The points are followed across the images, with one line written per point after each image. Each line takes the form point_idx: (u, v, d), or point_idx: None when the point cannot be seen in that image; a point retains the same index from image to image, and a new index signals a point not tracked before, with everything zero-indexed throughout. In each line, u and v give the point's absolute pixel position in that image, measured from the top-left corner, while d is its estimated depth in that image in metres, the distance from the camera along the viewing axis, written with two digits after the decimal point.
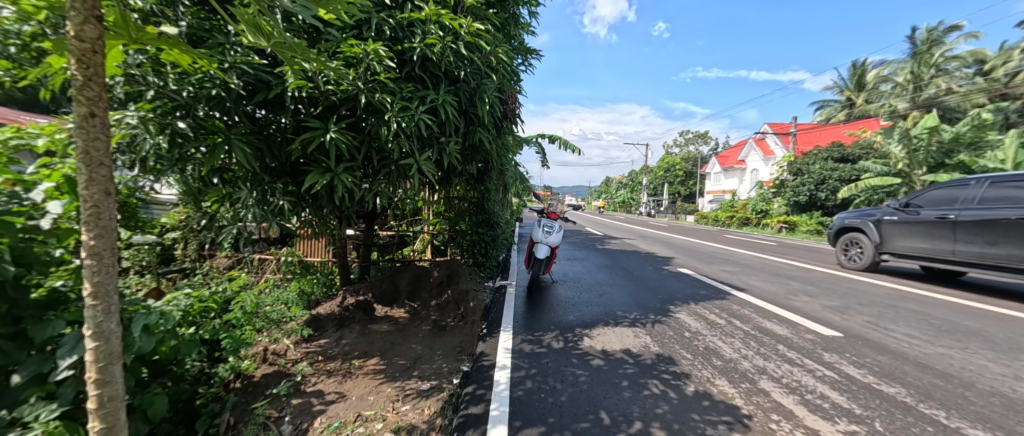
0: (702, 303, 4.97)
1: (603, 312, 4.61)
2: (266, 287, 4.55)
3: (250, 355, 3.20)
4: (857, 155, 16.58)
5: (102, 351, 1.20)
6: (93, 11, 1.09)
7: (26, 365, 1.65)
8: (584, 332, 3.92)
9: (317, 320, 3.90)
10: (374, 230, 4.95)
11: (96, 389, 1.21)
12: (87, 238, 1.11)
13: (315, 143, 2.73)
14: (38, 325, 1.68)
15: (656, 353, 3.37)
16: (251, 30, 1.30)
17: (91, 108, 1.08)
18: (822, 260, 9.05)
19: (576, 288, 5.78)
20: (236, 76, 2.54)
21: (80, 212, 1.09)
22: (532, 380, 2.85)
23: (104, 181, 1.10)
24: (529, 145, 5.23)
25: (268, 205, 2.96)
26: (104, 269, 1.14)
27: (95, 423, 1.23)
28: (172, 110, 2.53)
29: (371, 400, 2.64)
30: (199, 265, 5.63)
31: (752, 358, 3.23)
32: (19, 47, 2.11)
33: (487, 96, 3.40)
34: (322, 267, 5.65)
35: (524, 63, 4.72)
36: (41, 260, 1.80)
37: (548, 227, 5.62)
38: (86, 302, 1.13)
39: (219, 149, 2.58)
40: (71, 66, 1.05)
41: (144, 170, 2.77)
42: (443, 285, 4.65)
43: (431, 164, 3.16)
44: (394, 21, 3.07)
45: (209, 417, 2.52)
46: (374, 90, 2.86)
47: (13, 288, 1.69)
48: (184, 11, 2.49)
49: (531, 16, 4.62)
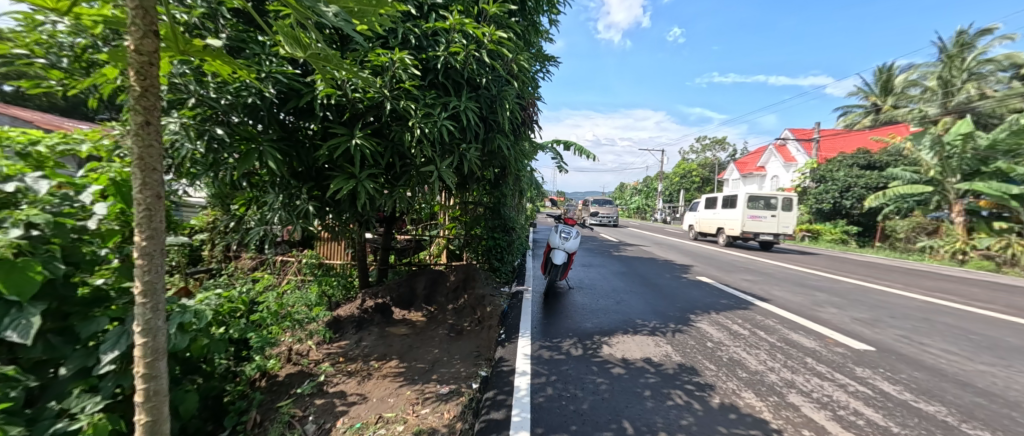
0: (724, 313, 4.86)
1: (622, 319, 4.58)
2: (288, 287, 4.63)
3: (275, 355, 3.28)
4: (884, 162, 16.08)
5: (148, 347, 1.25)
6: (151, 25, 1.14)
7: (72, 358, 1.75)
8: (602, 339, 3.89)
9: (336, 322, 3.94)
10: (392, 235, 5.03)
11: (143, 383, 1.26)
12: (140, 239, 1.17)
13: (341, 148, 2.80)
14: (84, 321, 1.79)
15: (678, 362, 3.31)
16: (289, 40, 1.36)
17: (146, 116, 1.15)
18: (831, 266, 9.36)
19: (592, 295, 5.76)
20: (271, 85, 2.63)
21: (133, 214, 1.15)
22: (553, 387, 2.84)
23: (155, 186, 1.16)
24: (545, 151, 5.22)
25: (293, 209, 3.06)
26: (153, 268, 1.19)
27: (141, 416, 1.27)
28: (210, 117, 2.64)
29: (391, 402, 2.67)
30: (224, 266, 5.80)
31: (779, 370, 3.14)
32: (71, 59, 2.29)
33: (508, 103, 3.43)
34: (341, 270, 5.76)
35: (541, 69, 4.74)
36: (87, 259, 1.88)
37: (565, 233, 5.59)
38: (136, 299, 1.18)
39: (251, 155, 2.68)
40: (131, 77, 1.12)
41: (180, 174, 2.89)
42: (459, 290, 4.70)
43: (451, 169, 3.18)
44: (419, 31, 3.14)
45: (237, 414, 2.61)
46: (399, 97, 2.92)
47: (61, 284, 1.77)
48: (225, 23, 2.57)
49: (550, 23, 4.64)
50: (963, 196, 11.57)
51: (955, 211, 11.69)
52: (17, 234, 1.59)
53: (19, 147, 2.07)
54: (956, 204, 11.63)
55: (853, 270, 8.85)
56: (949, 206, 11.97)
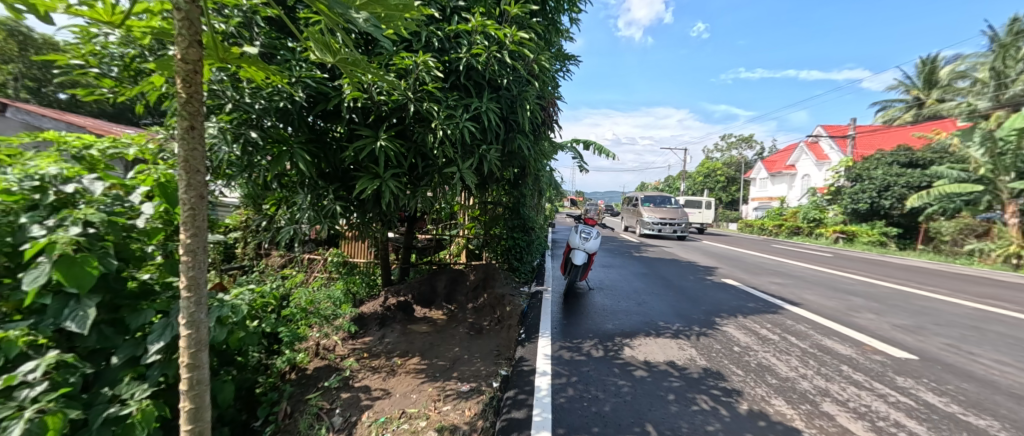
0: (752, 317, 4.71)
1: (644, 321, 4.52)
2: (315, 284, 4.79)
3: (304, 349, 3.41)
4: (928, 159, 15.19)
5: (192, 338, 1.33)
6: (195, 35, 1.21)
7: (123, 348, 1.87)
8: (624, 341, 3.85)
9: (360, 319, 4.04)
10: (413, 234, 5.12)
11: (187, 372, 1.34)
12: (185, 237, 1.25)
13: (366, 150, 2.87)
14: (133, 313, 1.91)
15: (703, 366, 3.24)
16: (320, 46, 1.42)
17: (191, 121, 1.22)
18: (869, 270, 8.90)
19: (613, 296, 5.69)
20: (301, 89, 2.73)
21: (180, 213, 1.23)
22: (573, 388, 2.83)
23: (199, 186, 1.23)
24: (565, 151, 5.20)
25: (321, 209, 3.16)
26: (197, 264, 1.27)
27: (185, 403, 1.36)
28: (245, 121, 2.77)
29: (413, 398, 2.73)
30: (256, 263, 6.05)
31: (811, 378, 3.03)
32: (121, 69, 2.45)
33: (528, 103, 3.44)
34: (365, 268, 5.92)
35: (562, 68, 4.72)
36: (136, 255, 2.02)
37: (585, 233, 5.55)
38: (181, 293, 1.26)
39: (283, 156, 2.80)
40: (178, 85, 1.20)
41: (218, 176, 3.04)
42: (479, 289, 4.74)
43: (472, 170, 3.22)
44: (442, 34, 3.18)
45: (269, 404, 2.74)
46: (422, 99, 2.98)
47: (114, 279, 1.91)
48: (259, 32, 2.69)
49: (571, 22, 4.62)
50: (1018, 196, 10.78)
51: (1008, 212, 10.92)
52: (76, 231, 1.72)
53: (75, 151, 2.24)
54: (1010, 205, 10.86)
55: (890, 273, 8.42)
56: (1002, 206, 11.18)
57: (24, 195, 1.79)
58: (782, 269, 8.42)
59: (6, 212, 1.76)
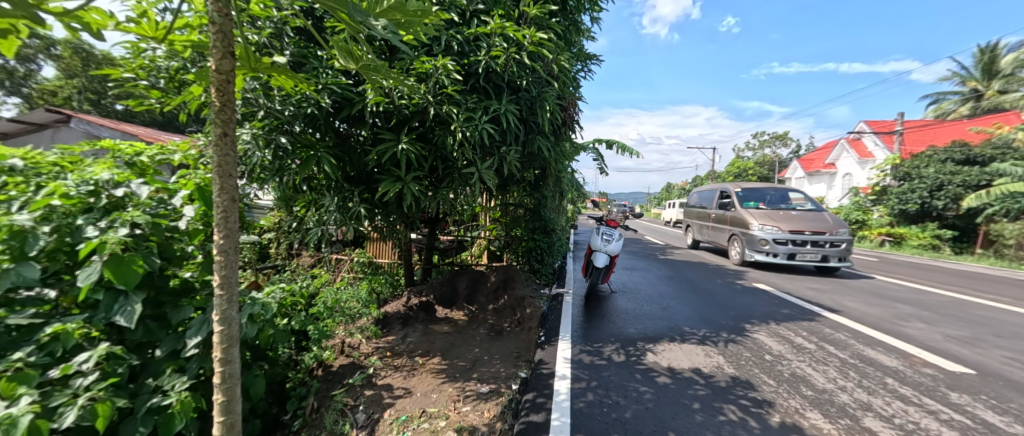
0: (785, 324, 4.51)
1: (668, 326, 4.41)
2: (342, 283, 4.94)
3: (330, 346, 3.52)
4: (987, 156, 14.08)
5: (224, 334, 1.40)
6: (228, 47, 1.27)
7: (165, 342, 1.99)
8: (647, 346, 3.77)
9: (384, 318, 4.12)
10: (435, 235, 5.20)
11: (220, 366, 1.42)
12: (219, 237, 1.31)
13: (389, 153, 2.95)
14: (175, 309, 2.04)
15: (732, 375, 3.13)
16: (344, 54, 1.47)
17: (224, 128, 1.28)
18: (917, 276, 8.33)
19: (636, 299, 5.58)
20: (327, 96, 2.82)
21: (214, 215, 1.30)
22: (593, 393, 2.80)
23: (231, 189, 1.30)
24: (586, 151, 5.16)
25: (346, 211, 3.27)
26: (229, 263, 1.34)
27: (218, 395, 1.43)
28: (276, 127, 2.90)
29: (434, 397, 2.77)
30: (288, 262, 6.30)
31: (851, 391, 2.87)
32: (167, 80, 2.63)
33: (548, 104, 3.43)
34: (389, 268, 6.06)
35: (583, 68, 4.69)
36: (177, 255, 2.15)
37: (607, 235, 5.47)
38: (215, 291, 1.33)
39: (310, 160, 2.90)
40: (212, 94, 1.27)
41: (252, 179, 3.18)
42: (499, 290, 4.75)
43: (492, 171, 3.24)
44: (461, 37, 3.23)
45: (297, 399, 2.85)
46: (442, 102, 3.03)
47: (158, 277, 2.04)
48: (289, 41, 2.82)
49: (592, 21, 4.58)
50: None
51: None
52: (124, 232, 1.85)
53: (127, 158, 2.41)
54: None
55: (942, 279, 7.83)
56: None
57: (81, 199, 1.94)
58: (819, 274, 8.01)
59: (66, 214, 1.91)
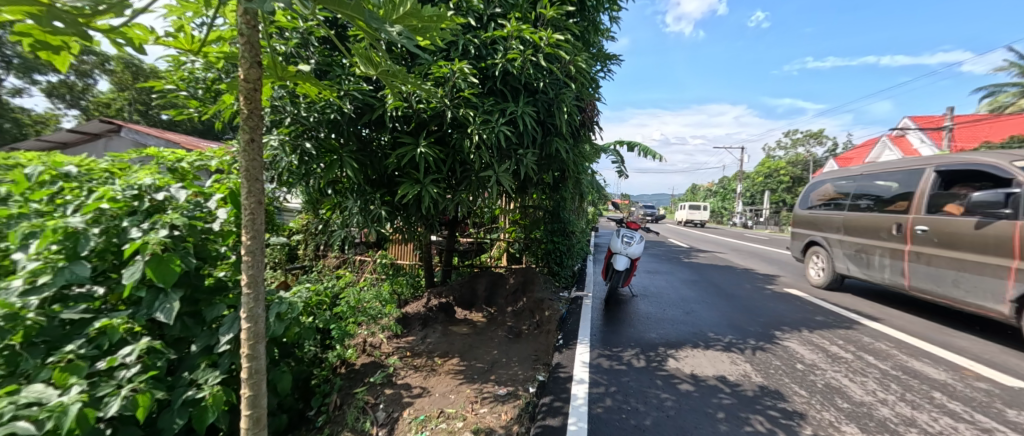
0: (818, 332, 4.31)
1: (691, 331, 4.29)
2: (365, 284, 5.06)
3: (353, 345, 3.61)
4: None
5: (251, 331, 1.46)
6: (255, 57, 1.34)
7: (200, 337, 2.10)
8: (668, 352, 3.68)
9: (405, 318, 4.19)
10: (455, 237, 5.26)
11: (246, 362, 1.48)
12: (246, 238, 1.38)
13: (408, 157, 3.01)
14: (209, 306, 2.14)
15: (759, 384, 3.01)
16: (364, 60, 1.52)
17: (251, 134, 1.35)
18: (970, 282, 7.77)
19: (659, 304, 5.46)
20: (349, 102, 2.92)
21: (242, 217, 1.36)
22: (612, 399, 2.76)
23: (257, 192, 1.36)
24: (606, 152, 5.10)
25: (368, 214, 3.36)
26: (256, 263, 1.40)
27: (245, 390, 1.49)
28: (302, 133, 3.02)
29: (452, 398, 2.80)
30: (315, 263, 6.51)
31: (893, 404, 2.71)
32: (204, 90, 2.79)
33: (566, 105, 3.42)
34: (410, 270, 6.16)
35: (602, 69, 4.65)
36: (212, 255, 2.27)
37: (627, 238, 5.39)
38: (242, 289, 1.39)
39: (334, 165, 3.01)
40: (241, 102, 1.34)
41: (280, 183, 3.32)
42: (518, 293, 4.75)
43: (509, 174, 3.26)
44: (478, 41, 3.27)
45: (321, 396, 2.94)
46: (459, 105, 3.07)
47: (194, 275, 2.15)
48: (314, 51, 2.93)
49: (611, 21, 4.54)
50: None
51: None
52: (164, 233, 1.97)
53: (169, 164, 2.57)
54: None
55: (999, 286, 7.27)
56: None
57: (127, 202, 2.08)
58: None
59: (113, 217, 2.04)
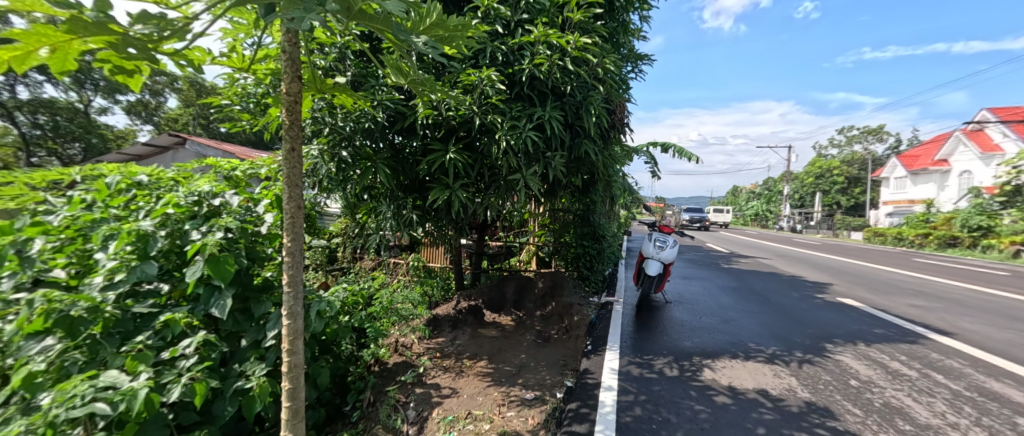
0: (873, 346, 3.99)
1: (730, 341, 4.10)
2: (398, 286, 5.23)
3: (386, 345, 3.74)
4: None
5: (291, 327, 1.56)
6: (296, 72, 1.44)
7: (249, 332, 2.25)
8: (704, 362, 3.54)
9: (435, 320, 4.28)
10: (484, 241, 5.32)
11: (287, 356, 1.58)
12: (287, 240, 1.48)
13: (437, 162, 3.10)
14: (257, 303, 2.30)
15: (806, 400, 2.84)
16: (394, 70, 1.61)
17: (292, 144, 1.45)
18: None
19: (694, 311, 5.26)
20: (382, 111, 3.05)
21: (283, 221, 1.47)
22: (642, 408, 2.70)
23: (297, 198, 1.46)
24: (638, 154, 5.01)
25: (401, 218, 3.48)
26: (296, 263, 1.49)
27: (286, 383, 1.59)
28: (339, 142, 3.19)
29: (479, 400, 2.83)
30: (352, 265, 6.80)
31: (962, 429, 2.47)
32: (254, 104, 3.01)
33: (594, 108, 3.39)
34: (441, 273, 6.30)
35: (633, 69, 4.58)
36: (260, 255, 2.44)
37: (660, 242, 5.24)
38: (284, 288, 1.49)
39: (368, 171, 3.15)
40: (283, 114, 1.44)
41: (320, 189, 3.51)
42: (547, 297, 4.74)
43: (537, 177, 3.27)
44: (506, 48, 3.32)
45: (356, 392, 3.06)
46: (487, 111, 3.12)
47: (244, 275, 2.32)
48: (351, 64, 3.10)
49: (642, 21, 4.47)
50: None
51: None
52: (220, 236, 2.15)
53: (225, 172, 2.81)
54: None
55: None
56: None
57: (189, 207, 2.28)
58: (922, 289, 6.96)
59: (177, 221, 2.25)
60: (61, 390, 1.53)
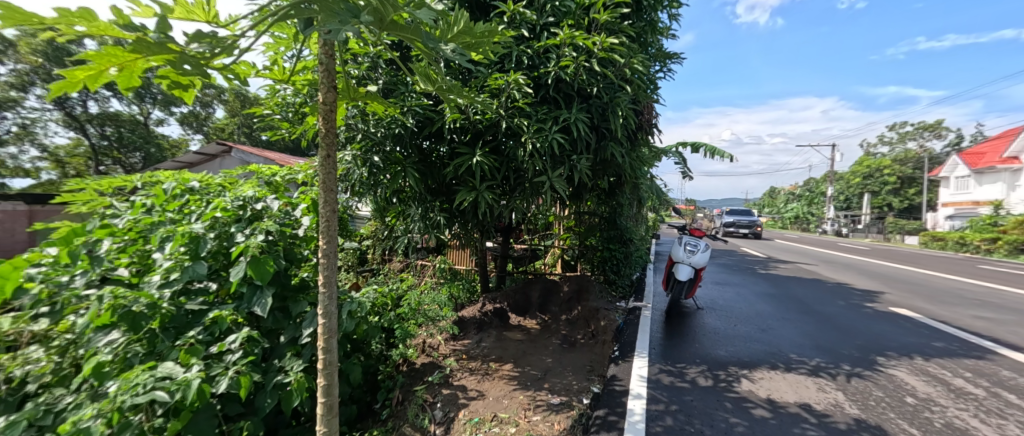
0: (929, 360, 3.71)
1: (768, 351, 3.92)
2: (425, 287, 5.33)
3: (414, 345, 3.82)
4: None
5: (326, 327, 1.62)
6: (332, 82, 1.51)
7: (288, 330, 2.37)
8: (741, 372, 3.40)
9: (461, 322, 4.33)
10: (509, 243, 5.34)
11: (323, 354, 1.65)
12: (323, 243, 1.55)
13: (464, 166, 3.15)
14: (295, 303, 2.42)
15: (854, 417, 2.67)
16: (423, 78, 1.66)
17: (328, 150, 1.51)
18: None
19: (728, 318, 5.07)
20: (412, 117, 3.13)
21: (320, 224, 1.53)
22: (673, 418, 2.64)
23: (332, 202, 1.52)
24: (667, 156, 4.89)
25: (428, 221, 3.56)
26: (330, 264, 1.56)
27: (321, 380, 1.66)
28: (371, 148, 3.31)
29: (505, 403, 2.84)
30: (381, 267, 6.99)
31: None
32: (293, 113, 3.17)
33: (621, 109, 3.34)
34: (466, 275, 6.37)
35: (661, 69, 4.48)
36: (298, 257, 2.56)
37: (691, 246, 5.09)
38: (319, 289, 1.56)
39: (398, 175, 3.24)
40: (320, 122, 1.51)
41: (353, 193, 3.65)
42: (573, 301, 4.70)
43: (563, 180, 3.26)
44: (532, 51, 3.34)
45: (386, 390, 3.14)
46: (513, 115, 3.15)
47: (283, 275, 2.44)
48: (382, 72, 3.21)
49: (671, 19, 4.38)
50: None
51: None
52: (262, 238, 2.27)
53: (266, 178, 2.97)
54: None
55: None
56: None
57: (235, 211, 2.43)
58: (988, 299, 6.39)
59: (224, 224, 2.39)
60: (126, 379, 1.67)
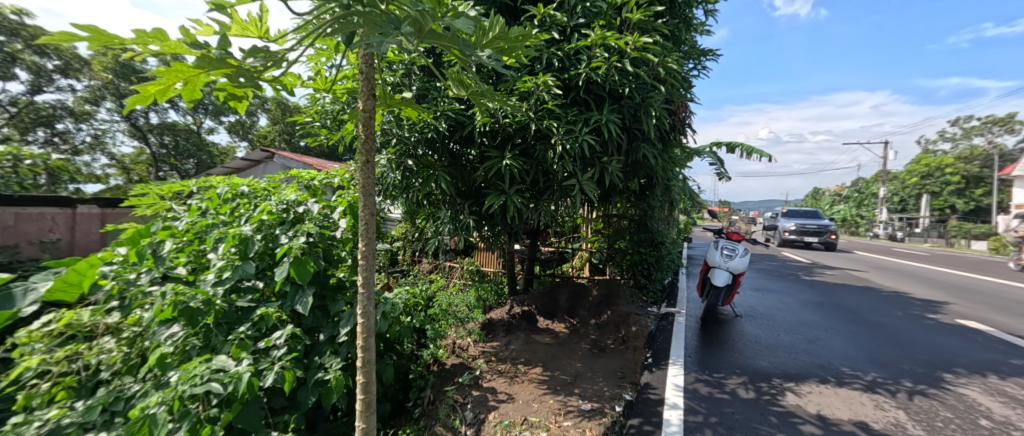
0: (1004, 379, 3.37)
1: (816, 364, 3.69)
2: (454, 289, 5.40)
3: (444, 346, 3.88)
4: None
5: (365, 326, 1.68)
6: (370, 90, 1.57)
7: (327, 328, 2.47)
8: (786, 385, 3.22)
9: (490, 324, 4.34)
10: (537, 246, 5.32)
11: (361, 353, 1.70)
12: (361, 245, 1.60)
13: (494, 169, 3.17)
14: (333, 302, 2.52)
15: None
16: (456, 83, 1.69)
17: (366, 155, 1.57)
18: None
19: (769, 327, 4.82)
20: (444, 121, 3.19)
21: (359, 227, 1.59)
22: (712, 431, 2.54)
23: (370, 205, 1.58)
24: (702, 156, 4.73)
25: (458, 223, 3.60)
26: (368, 266, 1.61)
27: (361, 378, 1.71)
28: (404, 152, 3.40)
29: (535, 407, 2.83)
30: (411, 268, 7.13)
31: None
32: (331, 119, 3.31)
33: (654, 109, 3.26)
34: (494, 277, 6.39)
35: (696, 67, 4.34)
36: (336, 258, 2.67)
37: (729, 250, 4.88)
38: (359, 289, 1.62)
39: (430, 179, 3.31)
40: (359, 128, 1.57)
41: (386, 196, 3.75)
42: (603, 305, 4.61)
43: (593, 182, 3.22)
44: (562, 53, 3.32)
45: (417, 389, 3.21)
46: (543, 117, 3.15)
47: (322, 275, 2.55)
48: (415, 78, 3.30)
49: (706, 15, 4.24)
50: None
51: None
52: (304, 239, 2.38)
53: (306, 182, 3.11)
54: None
55: None
56: None
57: (279, 214, 2.57)
58: None
59: (270, 226, 2.53)
60: (185, 370, 1.79)
